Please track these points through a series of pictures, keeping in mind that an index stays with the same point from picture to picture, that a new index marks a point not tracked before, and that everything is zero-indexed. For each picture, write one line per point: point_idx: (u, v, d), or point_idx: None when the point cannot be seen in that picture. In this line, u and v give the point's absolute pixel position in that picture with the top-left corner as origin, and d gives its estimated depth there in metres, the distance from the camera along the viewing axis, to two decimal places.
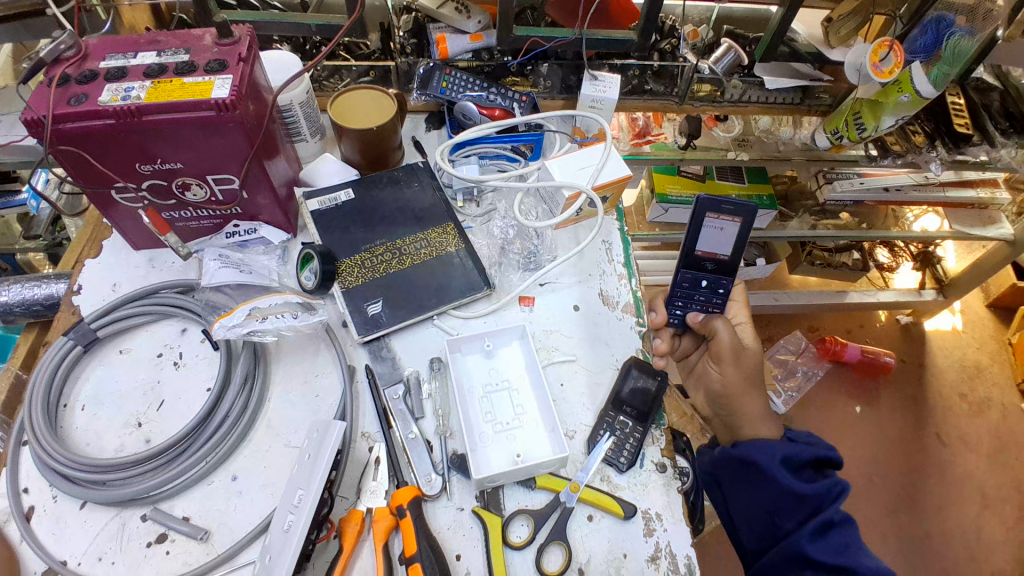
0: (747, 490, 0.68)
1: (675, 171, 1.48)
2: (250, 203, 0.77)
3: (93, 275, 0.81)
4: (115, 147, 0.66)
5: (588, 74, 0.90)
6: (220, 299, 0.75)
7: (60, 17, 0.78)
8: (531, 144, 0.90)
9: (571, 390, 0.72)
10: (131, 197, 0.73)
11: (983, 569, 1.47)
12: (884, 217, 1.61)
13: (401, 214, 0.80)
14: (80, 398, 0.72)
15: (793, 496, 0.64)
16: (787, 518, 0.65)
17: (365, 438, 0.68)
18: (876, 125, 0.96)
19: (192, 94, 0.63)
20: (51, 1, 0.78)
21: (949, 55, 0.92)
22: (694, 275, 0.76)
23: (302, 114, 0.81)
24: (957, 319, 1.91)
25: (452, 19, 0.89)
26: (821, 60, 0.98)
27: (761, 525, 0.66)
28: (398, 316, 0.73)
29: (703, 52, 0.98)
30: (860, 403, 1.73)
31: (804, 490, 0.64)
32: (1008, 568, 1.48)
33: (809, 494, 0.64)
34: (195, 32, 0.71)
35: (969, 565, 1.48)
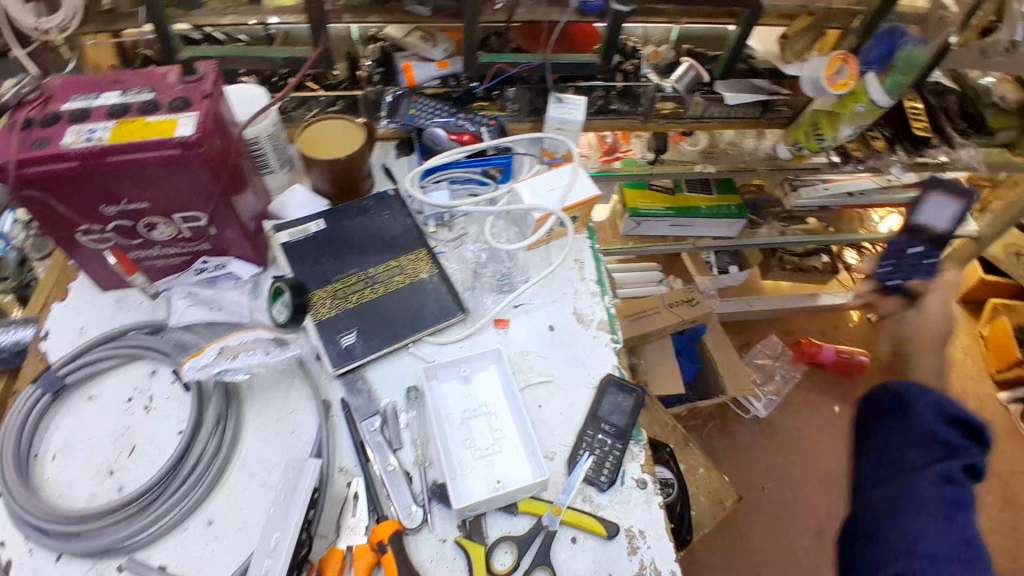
0: (892, 432, 0.82)
1: (645, 185, 1.51)
2: (219, 238, 0.77)
3: (63, 318, 0.80)
4: (78, 189, 0.65)
5: (554, 98, 0.91)
6: (189, 338, 0.74)
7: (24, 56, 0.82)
8: (501, 167, 0.90)
9: (549, 412, 0.73)
10: (97, 238, 0.72)
11: None
12: (851, 220, 1.66)
13: (372, 242, 0.80)
14: (51, 447, 0.70)
15: (937, 439, 0.77)
16: (923, 456, 0.78)
17: (343, 473, 0.67)
18: (835, 135, 1.00)
19: (157, 134, 0.63)
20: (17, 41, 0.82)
21: (903, 65, 0.92)
22: None
23: (270, 146, 0.81)
24: None
25: (419, 47, 0.94)
26: (778, 76, 1.02)
27: (891, 466, 0.80)
28: (373, 346, 0.73)
29: (665, 71, 1.02)
30: (838, 403, 1.76)
31: (949, 439, 0.77)
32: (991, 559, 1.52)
33: (949, 441, 0.77)
34: (158, 70, 0.71)
35: None
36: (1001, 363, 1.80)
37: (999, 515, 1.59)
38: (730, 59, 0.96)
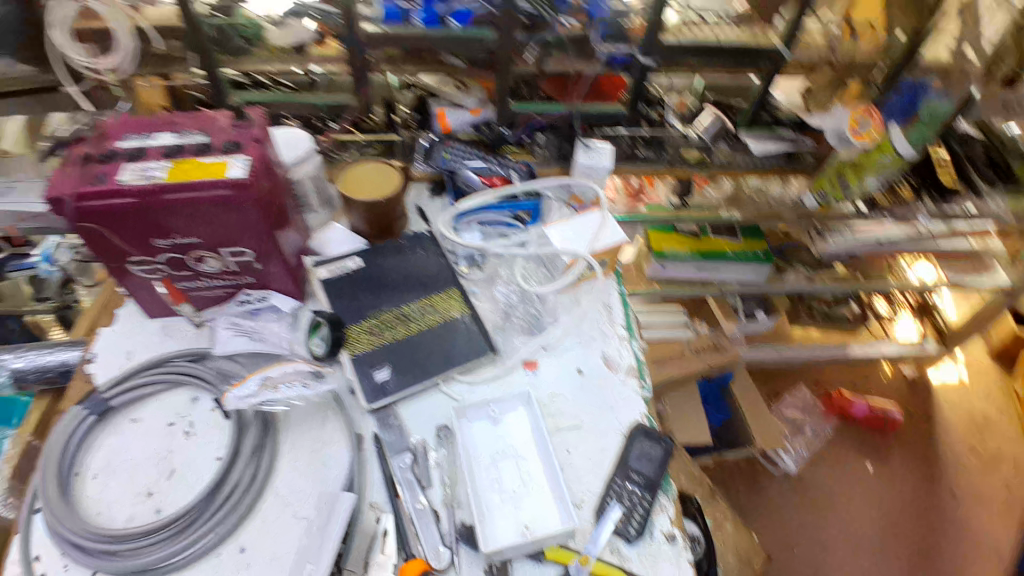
0: None
1: (670, 228, 1.52)
2: (263, 273, 0.79)
3: (107, 343, 0.83)
4: (135, 223, 0.69)
5: (582, 143, 0.94)
6: (232, 367, 0.78)
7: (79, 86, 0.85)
8: (530, 211, 0.93)
9: (578, 456, 0.72)
10: (148, 269, 0.76)
11: None
12: (879, 268, 1.64)
13: (406, 281, 0.82)
14: (92, 466, 0.72)
15: None
16: None
17: (373, 509, 0.67)
18: (861, 185, 1.05)
19: (210, 174, 0.67)
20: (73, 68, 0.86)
21: (927, 118, 0.98)
22: None
23: (311, 187, 0.85)
24: (961, 370, 1.92)
25: (453, 95, 0.98)
26: (802, 126, 1.03)
27: None
28: (405, 383, 0.74)
29: (690, 120, 1.06)
30: (870, 460, 1.71)
31: None
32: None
33: None
34: (211, 114, 0.76)
35: None
36: None
37: None
38: (754, 110, 1.00)
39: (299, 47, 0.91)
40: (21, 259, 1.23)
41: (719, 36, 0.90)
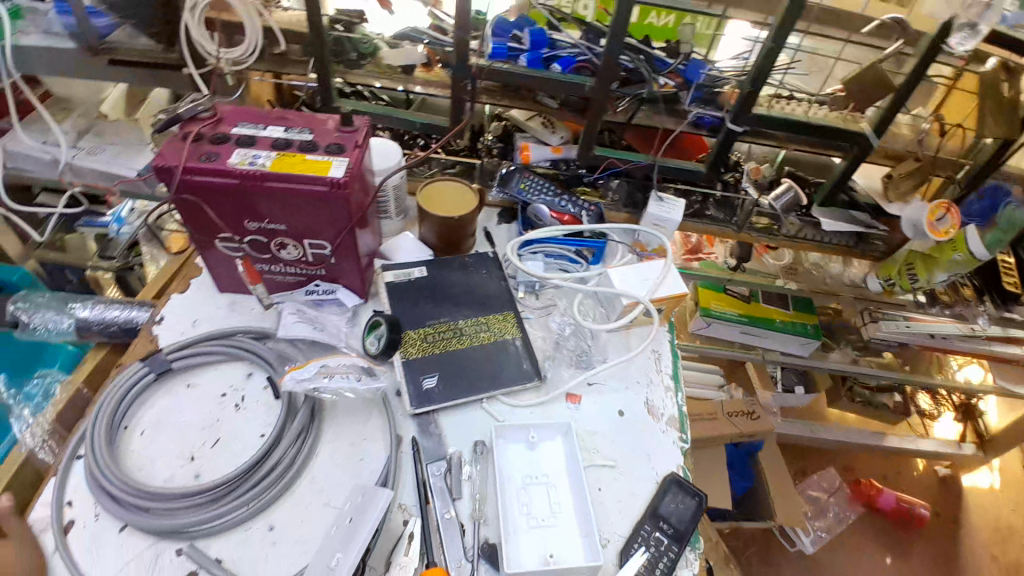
0: None
1: (720, 288, 1.52)
2: (335, 267, 0.83)
3: (176, 309, 0.88)
4: (233, 203, 0.74)
5: (655, 196, 0.96)
6: (290, 351, 0.81)
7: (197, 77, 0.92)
8: (594, 249, 0.95)
9: (608, 495, 0.72)
10: (233, 247, 0.81)
11: None
12: (928, 362, 1.60)
13: (467, 297, 0.85)
14: (142, 423, 0.75)
15: None
16: None
17: (401, 510, 0.68)
18: (929, 278, 1.01)
19: (311, 170, 0.72)
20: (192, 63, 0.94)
21: (1004, 224, 0.96)
22: None
23: (393, 196, 0.89)
24: (995, 477, 1.83)
25: (538, 131, 1.02)
26: (879, 212, 1.01)
27: None
28: (451, 394, 0.76)
29: (764, 188, 1.05)
30: (891, 554, 1.64)
31: None
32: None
33: None
34: (319, 116, 0.81)
35: None
36: None
37: None
38: (831, 188, 0.98)
39: (407, 68, 0.96)
40: (94, 217, 1.30)
41: (808, 112, 0.91)
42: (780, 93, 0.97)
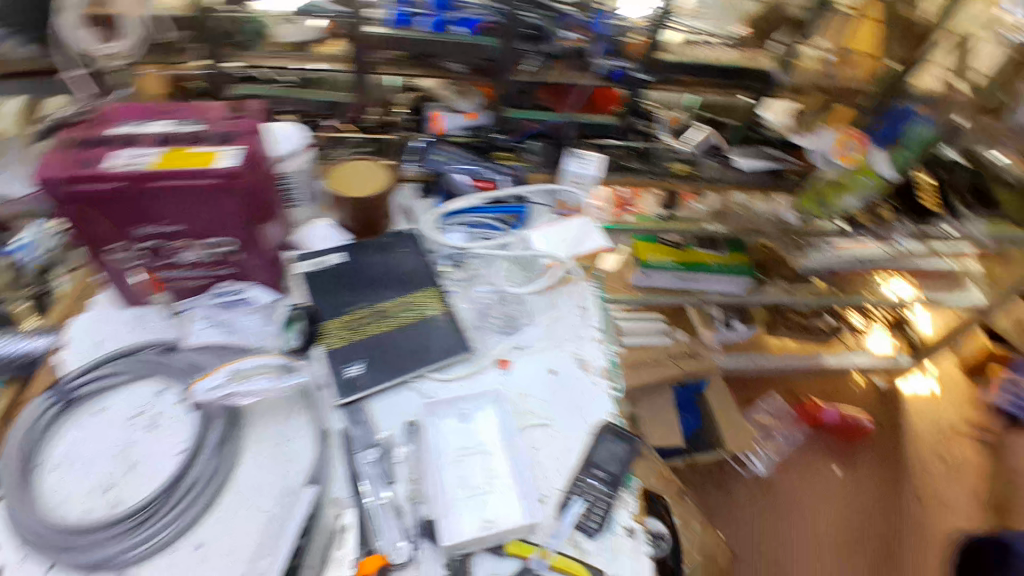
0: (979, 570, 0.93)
1: (654, 239, 1.55)
2: (243, 263, 0.80)
3: (80, 332, 0.83)
4: (120, 207, 0.69)
5: (570, 152, 0.96)
6: (202, 359, 0.77)
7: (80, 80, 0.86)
8: (516, 214, 0.93)
9: (544, 455, 0.74)
10: (126, 256, 0.76)
11: None
12: (856, 284, 1.69)
13: (387, 278, 0.83)
14: (50, 458, 0.69)
15: None
16: None
17: (334, 505, 0.68)
18: (840, 205, 1.02)
19: (200, 163, 0.68)
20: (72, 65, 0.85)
21: (912, 144, 0.98)
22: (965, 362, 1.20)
23: (298, 181, 0.85)
24: (934, 384, 1.95)
25: (451, 100, 1.01)
26: (788, 144, 1.06)
27: None
28: (379, 379, 0.75)
29: (679, 134, 1.06)
30: (838, 464, 1.75)
31: None
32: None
33: None
34: (205, 105, 0.77)
35: None
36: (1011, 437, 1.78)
37: None
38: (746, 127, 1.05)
39: (303, 44, 0.94)
40: None
41: (715, 56, 0.96)
42: (691, 39, 0.98)
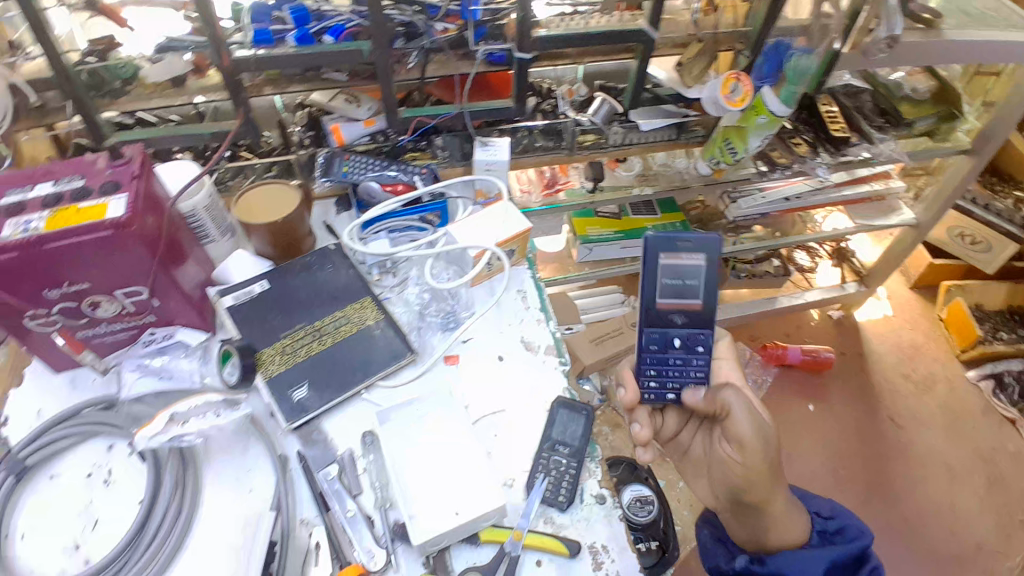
0: None
1: (592, 212, 1.57)
2: (163, 309, 0.78)
3: (16, 406, 0.79)
4: (21, 277, 0.67)
5: (478, 142, 0.97)
6: (141, 410, 0.75)
7: None
8: (438, 212, 0.94)
9: (505, 439, 0.75)
10: (43, 322, 0.74)
11: (963, 541, 1.55)
12: (794, 223, 1.75)
13: (317, 298, 0.82)
14: (20, 527, 0.69)
15: None
16: None
17: (304, 525, 0.68)
18: (745, 147, 1.05)
19: (89, 218, 0.66)
20: None
21: (792, 75, 1.01)
22: (698, 334, 0.82)
23: (208, 217, 0.83)
24: (886, 306, 2.04)
25: (345, 109, 0.98)
26: (682, 99, 1.07)
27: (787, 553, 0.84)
28: (326, 397, 0.75)
29: (580, 107, 1.07)
30: (810, 401, 1.82)
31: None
32: (988, 536, 1.56)
33: None
34: (88, 159, 0.74)
35: (952, 543, 1.54)
36: (966, 342, 1.88)
37: (992, 493, 1.64)
38: (635, 90, 1.00)
39: (178, 80, 0.88)
40: None
41: (590, 23, 0.89)
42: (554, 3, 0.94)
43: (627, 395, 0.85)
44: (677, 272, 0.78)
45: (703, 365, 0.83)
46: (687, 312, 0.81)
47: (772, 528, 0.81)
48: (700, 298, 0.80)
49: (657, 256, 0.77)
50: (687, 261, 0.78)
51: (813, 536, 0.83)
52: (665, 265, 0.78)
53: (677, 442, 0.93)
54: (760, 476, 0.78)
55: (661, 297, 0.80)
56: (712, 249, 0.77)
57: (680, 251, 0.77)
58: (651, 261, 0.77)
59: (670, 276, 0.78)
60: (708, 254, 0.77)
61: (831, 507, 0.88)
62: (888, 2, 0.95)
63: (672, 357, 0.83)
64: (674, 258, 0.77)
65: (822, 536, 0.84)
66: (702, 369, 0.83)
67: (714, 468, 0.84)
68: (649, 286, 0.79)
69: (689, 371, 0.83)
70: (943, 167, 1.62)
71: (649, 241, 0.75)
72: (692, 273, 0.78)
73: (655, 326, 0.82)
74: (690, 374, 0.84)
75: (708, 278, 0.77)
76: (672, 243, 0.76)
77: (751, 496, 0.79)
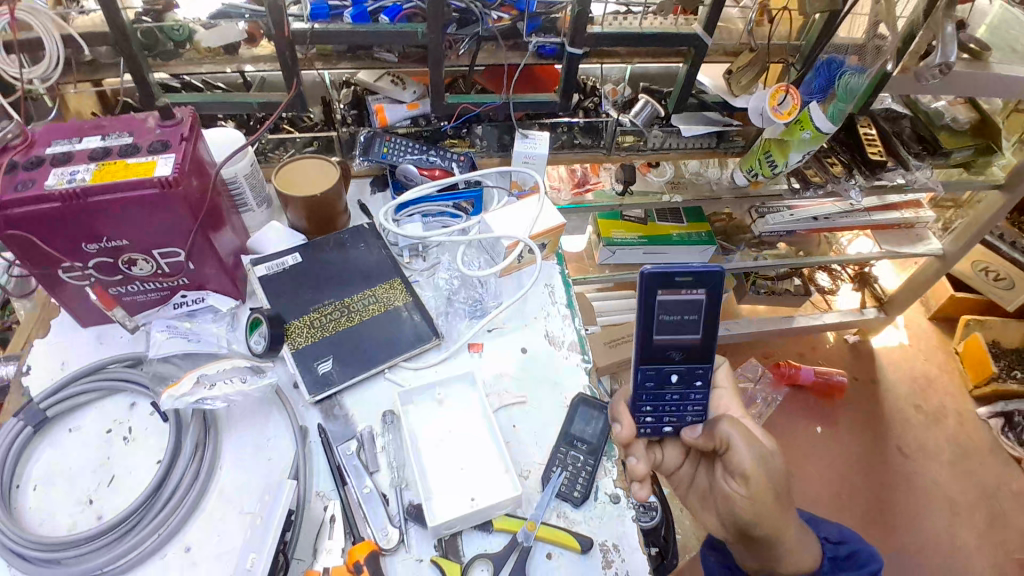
0: None
1: (618, 215, 1.55)
2: (197, 273, 0.79)
3: (42, 355, 0.80)
4: (64, 228, 0.68)
5: (519, 133, 0.97)
6: (168, 370, 0.77)
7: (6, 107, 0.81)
8: (472, 200, 0.94)
9: (523, 431, 0.75)
10: (78, 275, 0.75)
11: None
12: (819, 243, 1.73)
13: (349, 274, 0.83)
14: (33, 477, 0.70)
15: None
16: None
17: (319, 497, 0.68)
18: (785, 162, 1.04)
19: (136, 174, 0.67)
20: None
21: (842, 93, 1.01)
22: (695, 369, 0.71)
23: (248, 185, 0.85)
24: (903, 334, 2.02)
25: (390, 90, 0.97)
26: (729, 107, 1.06)
27: None
28: (349, 373, 0.75)
29: (623, 107, 1.05)
30: (819, 423, 1.80)
31: None
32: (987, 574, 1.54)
33: None
34: (138, 116, 0.74)
35: None
36: (979, 378, 1.86)
37: (993, 530, 1.62)
38: (681, 97, 0.99)
39: (231, 48, 0.89)
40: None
41: (643, 24, 0.89)
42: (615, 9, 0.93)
43: (621, 432, 0.72)
44: (676, 307, 0.68)
45: (701, 400, 0.73)
46: (685, 348, 0.70)
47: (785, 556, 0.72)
48: (699, 332, 0.70)
49: (655, 290, 0.67)
50: (686, 296, 0.68)
51: (824, 562, 0.77)
52: (663, 299, 0.67)
53: (678, 478, 0.81)
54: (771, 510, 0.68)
55: (657, 334, 0.69)
56: (714, 282, 0.67)
57: (679, 285, 0.67)
58: (647, 296, 0.67)
59: (669, 311, 0.68)
60: (710, 288, 0.68)
61: (840, 531, 0.82)
62: (946, 28, 0.90)
63: (669, 394, 0.72)
64: (674, 293, 0.67)
65: (834, 562, 0.78)
66: (699, 404, 0.73)
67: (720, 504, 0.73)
68: (644, 322, 0.68)
69: (687, 404, 0.73)
70: (976, 200, 1.59)
71: (646, 272, 0.65)
72: (692, 307, 0.68)
73: (650, 363, 0.70)
74: (688, 411, 0.73)
75: (707, 314, 0.68)
76: (670, 275, 0.66)
77: (762, 530, 0.70)
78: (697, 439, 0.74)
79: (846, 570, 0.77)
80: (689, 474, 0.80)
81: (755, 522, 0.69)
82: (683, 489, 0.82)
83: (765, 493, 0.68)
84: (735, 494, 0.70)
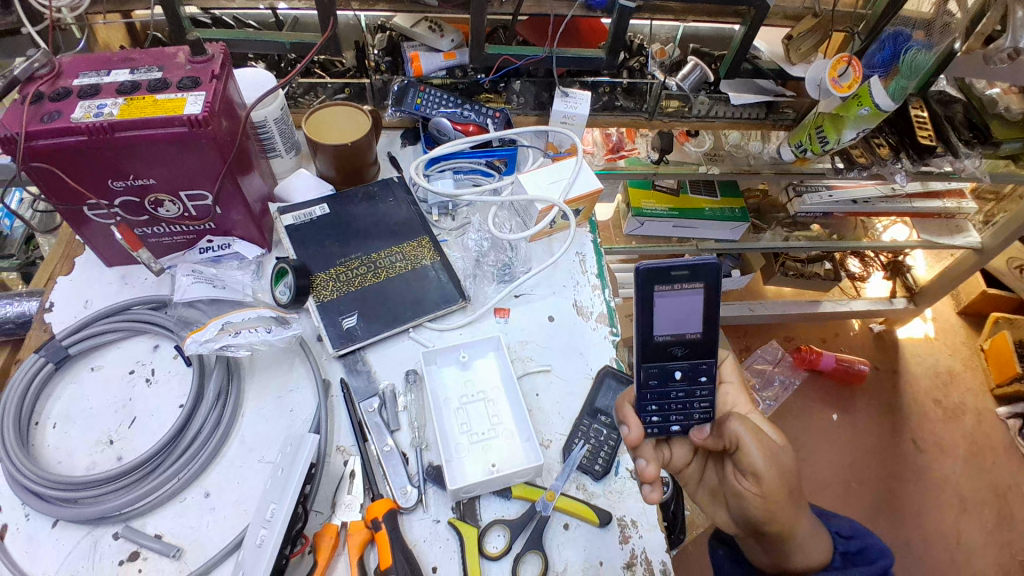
0: None
1: (649, 185, 1.48)
2: (224, 218, 0.78)
3: (66, 292, 0.80)
4: (90, 163, 0.66)
5: (560, 90, 0.92)
6: (192, 315, 0.75)
7: (35, 36, 0.79)
8: (505, 159, 0.91)
9: (547, 400, 0.74)
10: (104, 214, 0.73)
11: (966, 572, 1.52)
12: (854, 228, 1.65)
13: (376, 229, 0.81)
14: (54, 416, 0.71)
15: None
16: None
17: (340, 452, 0.68)
18: (837, 138, 0.96)
19: (164, 111, 0.64)
20: (26, 20, 0.78)
21: (906, 69, 0.94)
22: (700, 366, 0.67)
23: (277, 130, 0.82)
24: (929, 326, 1.97)
25: (426, 37, 0.93)
26: (783, 76, 1.01)
27: None
28: (374, 329, 0.74)
29: (670, 70, 1.01)
30: (835, 409, 1.78)
31: None
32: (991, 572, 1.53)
33: None
34: (167, 49, 0.71)
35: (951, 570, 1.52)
36: (1002, 378, 1.80)
37: (1000, 529, 1.60)
38: (735, 60, 0.95)
39: None
40: None
41: None
42: None
43: (629, 435, 0.67)
44: (674, 304, 0.65)
45: (708, 397, 0.68)
46: (688, 343, 0.67)
47: (799, 554, 0.65)
48: (701, 328, 0.66)
49: (651, 286, 0.63)
50: (682, 292, 0.64)
51: (834, 557, 0.67)
52: (660, 294, 0.64)
53: (689, 475, 0.76)
54: (782, 504, 0.63)
55: (658, 331, 0.66)
56: (711, 273, 0.63)
57: (675, 280, 0.63)
58: (643, 294, 0.64)
59: (669, 308, 0.65)
60: (707, 281, 0.64)
61: (853, 524, 0.71)
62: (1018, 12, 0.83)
63: (674, 391, 0.68)
64: (672, 289, 0.64)
65: (844, 558, 0.68)
66: (707, 401, 0.68)
67: (731, 501, 0.69)
68: (642, 321, 0.65)
69: (694, 402, 0.68)
70: (1021, 193, 1.49)
71: (639, 270, 0.62)
72: (689, 304, 0.65)
73: (653, 360, 0.67)
74: (695, 407, 0.68)
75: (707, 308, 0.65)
76: (665, 270, 0.62)
77: (773, 527, 0.64)
78: (706, 440, 0.68)
79: (858, 567, 0.67)
80: (698, 472, 0.75)
81: (767, 519, 0.64)
82: (692, 487, 0.77)
83: (778, 492, 0.63)
84: (747, 492, 0.65)
